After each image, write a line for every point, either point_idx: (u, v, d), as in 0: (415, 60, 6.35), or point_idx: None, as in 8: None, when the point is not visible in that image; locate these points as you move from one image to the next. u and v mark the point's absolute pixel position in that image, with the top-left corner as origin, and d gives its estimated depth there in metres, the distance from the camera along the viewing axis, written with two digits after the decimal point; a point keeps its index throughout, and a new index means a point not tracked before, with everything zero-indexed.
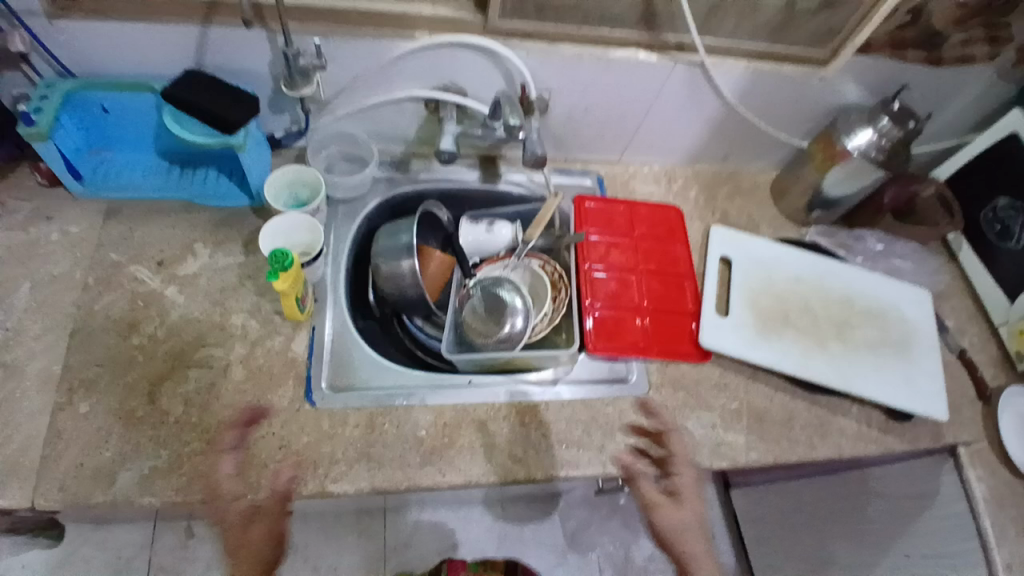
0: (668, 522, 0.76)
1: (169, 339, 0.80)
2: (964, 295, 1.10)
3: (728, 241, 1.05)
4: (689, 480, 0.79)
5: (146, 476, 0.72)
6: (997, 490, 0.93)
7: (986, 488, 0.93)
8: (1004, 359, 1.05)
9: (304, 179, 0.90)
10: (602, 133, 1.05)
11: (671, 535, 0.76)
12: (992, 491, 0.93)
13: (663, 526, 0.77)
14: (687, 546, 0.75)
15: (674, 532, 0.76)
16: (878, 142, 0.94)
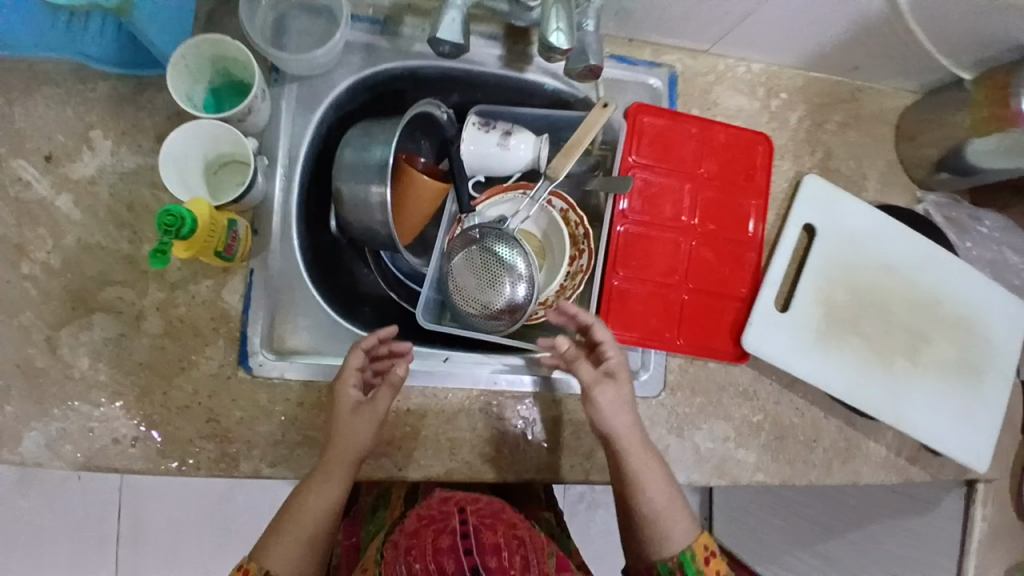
0: (609, 414, 0.63)
1: (66, 272, 0.64)
2: None
3: (817, 203, 0.77)
4: (621, 371, 0.65)
5: (53, 439, 0.62)
6: (998, 528, 0.85)
7: (988, 527, 0.84)
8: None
9: (232, 53, 0.63)
10: (689, 17, 0.71)
11: (617, 434, 0.63)
12: (989, 528, 0.84)
13: (608, 422, 0.64)
14: (632, 448, 0.64)
15: (622, 431, 0.63)
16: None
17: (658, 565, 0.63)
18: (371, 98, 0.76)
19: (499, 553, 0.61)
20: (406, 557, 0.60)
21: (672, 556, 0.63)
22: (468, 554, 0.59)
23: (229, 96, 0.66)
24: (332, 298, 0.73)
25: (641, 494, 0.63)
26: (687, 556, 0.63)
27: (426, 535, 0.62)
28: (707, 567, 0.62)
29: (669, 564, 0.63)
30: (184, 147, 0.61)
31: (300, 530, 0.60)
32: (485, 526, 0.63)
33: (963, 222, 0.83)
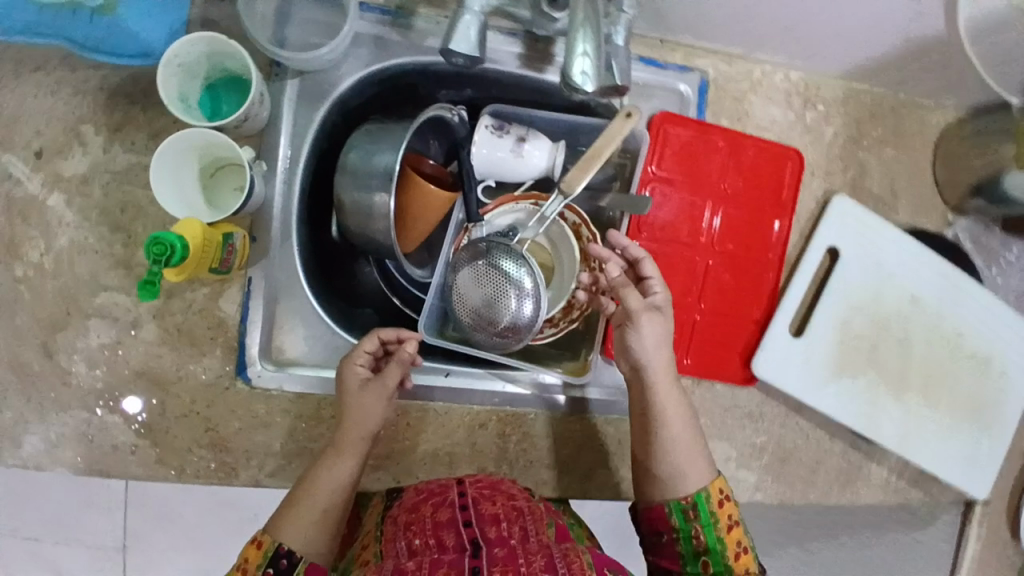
0: (649, 346, 0.61)
1: (60, 274, 0.62)
2: None
3: (845, 223, 0.73)
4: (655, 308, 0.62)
5: (52, 442, 0.62)
6: (990, 553, 0.85)
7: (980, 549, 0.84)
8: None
9: (230, 53, 0.58)
10: (729, 22, 0.65)
11: (649, 367, 0.61)
12: (983, 554, 0.84)
13: (642, 353, 0.61)
14: (660, 385, 0.61)
15: (655, 366, 0.61)
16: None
17: (671, 505, 0.59)
18: (380, 93, 0.70)
19: (499, 523, 0.53)
20: (405, 533, 0.54)
21: (686, 496, 0.59)
22: (467, 525, 0.53)
23: (227, 94, 0.61)
24: (333, 304, 0.71)
25: (662, 433, 0.61)
26: (701, 498, 0.59)
27: (424, 508, 0.55)
28: (720, 511, 0.59)
29: (683, 505, 0.58)
30: (177, 151, 0.57)
31: (310, 500, 0.57)
32: (484, 497, 0.56)
33: (993, 248, 0.81)
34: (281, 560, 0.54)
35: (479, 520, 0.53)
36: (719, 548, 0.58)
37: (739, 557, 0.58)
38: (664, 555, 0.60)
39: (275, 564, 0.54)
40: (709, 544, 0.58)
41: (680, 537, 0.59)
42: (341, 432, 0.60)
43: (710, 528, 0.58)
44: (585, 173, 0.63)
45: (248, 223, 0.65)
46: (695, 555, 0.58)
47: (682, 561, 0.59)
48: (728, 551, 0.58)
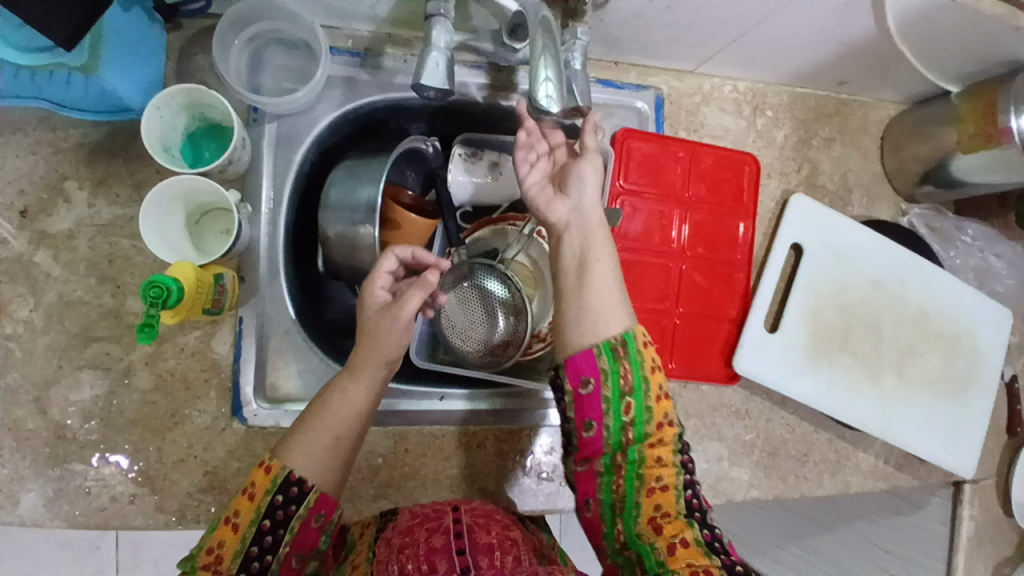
0: (582, 186, 0.57)
1: (50, 329, 0.63)
2: None
3: (806, 220, 0.77)
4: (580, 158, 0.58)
5: (50, 498, 0.62)
6: (984, 526, 0.87)
7: (975, 525, 0.86)
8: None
9: (210, 101, 0.61)
10: (676, 41, 0.70)
11: (581, 204, 0.57)
12: (977, 529, 0.86)
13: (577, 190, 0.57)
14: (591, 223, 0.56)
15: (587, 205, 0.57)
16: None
17: (600, 346, 0.51)
18: (355, 130, 0.74)
19: (492, 553, 0.54)
20: (399, 556, 0.53)
21: (615, 335, 0.52)
22: (461, 553, 0.53)
23: (206, 140, 0.64)
24: (323, 339, 0.72)
25: (591, 272, 0.54)
26: (632, 336, 0.52)
27: (419, 532, 0.55)
28: (646, 351, 0.52)
29: (612, 344, 0.51)
30: (163, 200, 0.59)
31: (323, 422, 0.53)
32: (479, 525, 0.57)
33: (947, 232, 0.86)
34: (291, 488, 0.50)
35: (472, 548, 0.54)
36: (643, 391, 0.52)
37: (660, 401, 0.52)
38: (582, 406, 0.52)
39: (285, 492, 0.49)
40: (636, 384, 0.51)
41: (607, 377, 0.51)
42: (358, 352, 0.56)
43: (638, 367, 0.51)
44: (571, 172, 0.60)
45: (236, 264, 0.66)
46: (620, 400, 0.51)
47: (606, 409, 0.51)
48: (652, 393, 0.52)
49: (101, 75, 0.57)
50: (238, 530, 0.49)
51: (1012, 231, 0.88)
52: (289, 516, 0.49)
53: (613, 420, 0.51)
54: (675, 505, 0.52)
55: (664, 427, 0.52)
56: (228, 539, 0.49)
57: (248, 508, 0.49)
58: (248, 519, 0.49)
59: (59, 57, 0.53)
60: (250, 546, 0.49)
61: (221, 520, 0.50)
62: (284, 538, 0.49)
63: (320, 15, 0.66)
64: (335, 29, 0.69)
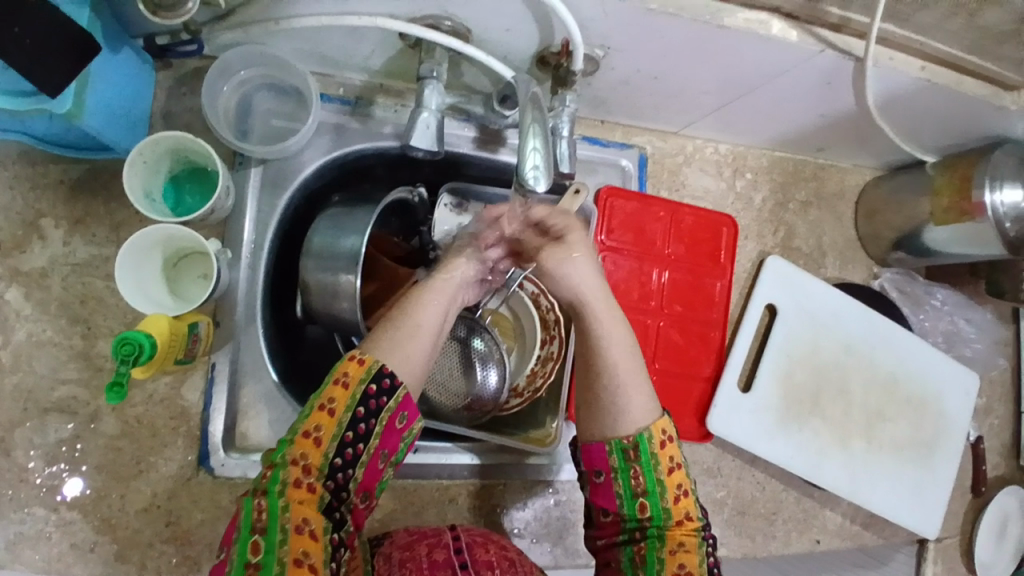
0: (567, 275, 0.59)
1: (16, 369, 0.62)
2: (1015, 369, 0.93)
3: (780, 282, 0.79)
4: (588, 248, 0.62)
5: (8, 543, 0.60)
6: None
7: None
8: (1013, 445, 0.93)
9: (194, 148, 0.60)
10: (662, 105, 0.71)
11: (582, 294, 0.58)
12: None
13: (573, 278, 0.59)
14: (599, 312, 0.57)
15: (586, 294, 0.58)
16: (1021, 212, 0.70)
17: (612, 443, 0.52)
18: (340, 175, 0.74)
19: (493, 569, 0.55)
20: (401, 569, 0.54)
21: (627, 436, 0.52)
22: (464, 567, 0.54)
23: (189, 184, 0.63)
24: (297, 384, 0.72)
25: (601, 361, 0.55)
26: (645, 438, 0.52)
27: (419, 547, 0.56)
28: (661, 453, 0.52)
29: (623, 444, 0.52)
30: (140, 247, 0.58)
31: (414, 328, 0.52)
32: (477, 543, 0.58)
33: (917, 296, 0.88)
34: (384, 379, 0.48)
35: (474, 563, 0.55)
36: (658, 491, 0.52)
37: (679, 500, 0.52)
38: (599, 494, 0.54)
39: (379, 383, 0.48)
40: (649, 486, 0.52)
41: (618, 475, 0.52)
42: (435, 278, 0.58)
43: (651, 470, 0.52)
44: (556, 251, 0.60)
45: (212, 309, 0.65)
46: (632, 498, 0.52)
47: (620, 501, 0.53)
48: (668, 495, 0.52)
49: (89, 127, 0.57)
50: (333, 417, 0.46)
51: (979, 297, 0.91)
52: (381, 407, 0.48)
53: (627, 513, 0.53)
54: (698, 567, 0.51)
55: (686, 520, 0.52)
56: (324, 425, 0.46)
57: (343, 396, 0.47)
58: (343, 406, 0.47)
59: (43, 104, 0.51)
60: (346, 431, 0.46)
61: (314, 407, 0.47)
62: (375, 430, 0.48)
63: (312, 64, 0.67)
64: (327, 78, 0.70)
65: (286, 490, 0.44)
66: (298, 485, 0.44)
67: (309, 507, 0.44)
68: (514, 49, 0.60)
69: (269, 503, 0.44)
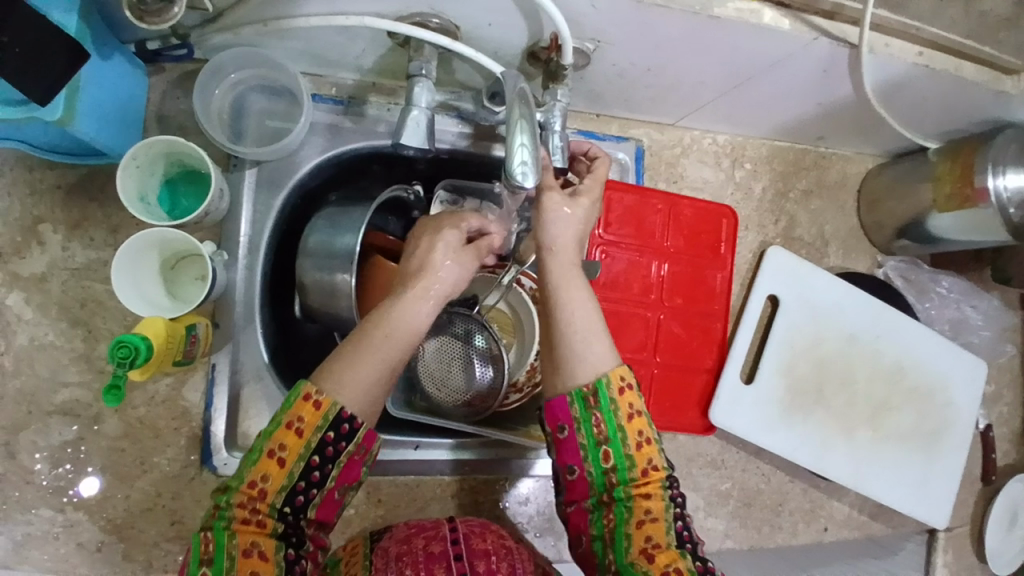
0: (552, 221, 0.56)
1: (19, 373, 0.63)
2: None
3: (782, 274, 0.78)
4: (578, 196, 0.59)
5: (15, 544, 0.61)
6: None
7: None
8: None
9: (188, 151, 0.61)
10: (658, 97, 0.71)
11: (553, 241, 0.56)
12: None
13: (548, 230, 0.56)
14: (560, 265, 0.55)
15: (561, 245, 0.56)
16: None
17: (572, 394, 0.51)
18: (336, 174, 0.74)
19: (488, 557, 0.55)
20: (398, 564, 0.54)
21: (586, 383, 0.51)
22: (458, 558, 0.54)
23: (185, 186, 0.63)
24: (298, 383, 0.72)
25: (559, 310, 0.53)
26: (604, 384, 0.51)
27: (416, 541, 0.56)
28: (620, 399, 0.51)
29: (583, 393, 0.51)
30: (136, 252, 0.58)
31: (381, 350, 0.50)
32: (474, 533, 0.58)
33: (922, 284, 0.87)
34: (342, 425, 0.48)
35: (469, 554, 0.55)
36: (620, 439, 0.51)
37: (641, 448, 0.51)
38: (563, 451, 0.52)
39: (336, 429, 0.48)
40: (610, 433, 0.51)
41: (580, 426, 0.51)
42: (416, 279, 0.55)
43: (612, 417, 0.51)
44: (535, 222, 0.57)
45: (210, 311, 0.66)
46: (596, 447, 0.51)
47: (585, 455, 0.51)
48: (629, 442, 0.51)
49: (81, 133, 0.57)
50: (283, 465, 0.47)
51: (986, 284, 0.89)
52: (338, 453, 0.48)
53: (593, 467, 0.51)
54: (666, 535, 0.49)
55: (650, 471, 0.51)
56: (272, 474, 0.46)
57: (296, 443, 0.47)
58: (296, 454, 0.47)
59: (33, 112, 0.51)
60: (297, 481, 0.47)
61: (264, 453, 0.47)
62: (330, 474, 0.48)
63: (304, 64, 0.67)
64: (319, 77, 0.70)
65: (232, 526, 0.45)
66: (245, 526, 0.45)
67: (257, 544, 0.45)
68: (504, 44, 0.60)
69: (214, 535, 0.45)
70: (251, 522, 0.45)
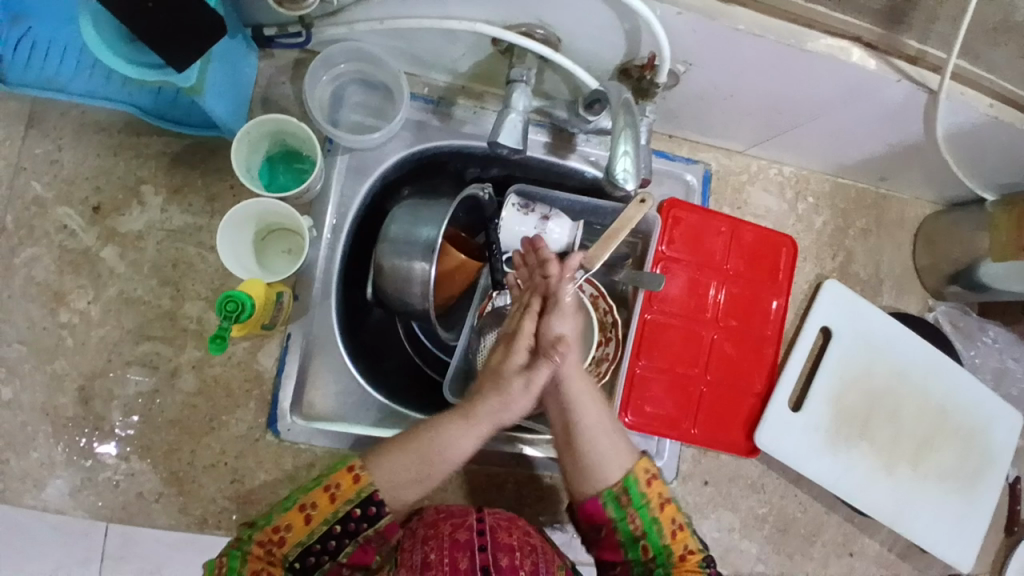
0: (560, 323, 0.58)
1: (104, 322, 0.66)
2: None
3: (836, 305, 0.80)
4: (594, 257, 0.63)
5: (82, 486, 0.64)
6: None
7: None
8: None
9: (291, 130, 0.64)
10: (734, 124, 0.74)
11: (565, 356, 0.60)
12: None
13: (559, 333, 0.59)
14: (573, 374, 0.60)
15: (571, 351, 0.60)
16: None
17: (604, 495, 0.60)
18: (417, 169, 0.77)
19: (512, 551, 0.56)
20: (423, 546, 0.57)
21: (616, 481, 0.60)
22: (482, 550, 0.56)
23: (284, 165, 0.67)
24: (361, 364, 0.74)
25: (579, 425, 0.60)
26: (632, 480, 0.60)
27: (443, 526, 0.58)
28: (650, 490, 0.60)
29: (615, 492, 0.60)
30: (238, 221, 0.62)
31: (425, 455, 0.57)
32: (501, 526, 0.58)
33: (970, 331, 0.88)
34: (370, 507, 0.55)
35: (494, 546, 0.56)
36: (655, 530, 0.60)
37: (676, 535, 0.60)
38: (605, 547, 0.62)
39: (363, 509, 0.55)
40: (645, 526, 0.60)
41: (617, 526, 0.60)
42: (478, 403, 0.58)
43: (644, 509, 0.60)
44: (606, 249, 0.64)
45: (292, 283, 0.69)
46: (634, 542, 0.60)
47: (623, 548, 0.61)
48: (665, 530, 0.60)
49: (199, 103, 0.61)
50: (308, 522, 0.54)
51: None
52: (357, 531, 0.55)
53: (631, 556, 0.61)
54: None
55: (686, 555, 0.60)
56: (295, 525, 0.54)
57: (325, 507, 0.55)
58: (322, 517, 0.55)
59: (168, 76, 0.55)
60: (313, 541, 0.55)
61: (295, 505, 0.55)
62: (344, 549, 0.55)
63: (403, 62, 0.70)
64: (415, 76, 0.73)
65: (246, 560, 0.53)
66: (257, 558, 0.53)
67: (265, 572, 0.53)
68: (600, 58, 0.63)
69: (228, 560, 0.53)
70: (263, 561, 0.53)
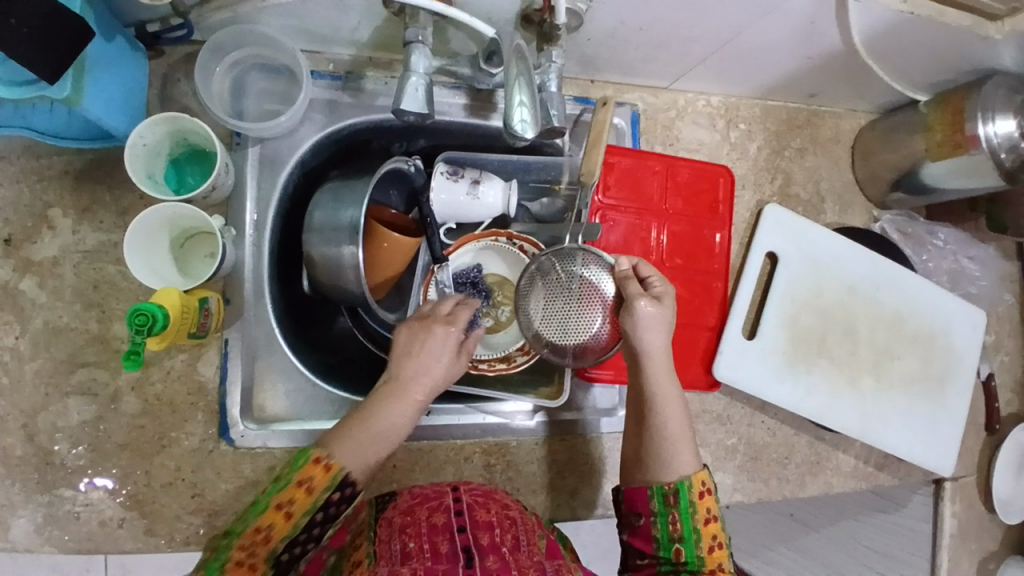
0: (643, 328, 0.58)
1: (36, 356, 0.64)
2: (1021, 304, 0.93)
3: (780, 228, 0.79)
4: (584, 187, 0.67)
5: (42, 524, 0.63)
6: (966, 523, 0.88)
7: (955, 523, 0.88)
8: None
9: (189, 128, 0.62)
10: (653, 59, 0.72)
11: (646, 351, 0.59)
12: (960, 526, 0.87)
13: (642, 334, 0.58)
14: (655, 369, 0.59)
15: (652, 348, 0.59)
16: (1016, 143, 0.70)
17: (653, 488, 0.57)
18: (337, 151, 0.75)
19: (492, 529, 0.55)
20: (400, 535, 0.54)
21: (669, 482, 0.57)
22: (461, 531, 0.54)
23: (190, 166, 0.65)
24: (308, 360, 0.73)
25: (656, 426, 0.58)
26: (684, 486, 0.57)
27: (420, 511, 0.56)
28: (700, 502, 0.57)
29: (664, 489, 0.57)
30: (149, 230, 0.60)
31: (376, 431, 0.52)
32: (478, 503, 0.57)
33: (919, 236, 0.88)
34: (347, 488, 0.49)
35: (472, 525, 0.54)
36: (694, 539, 0.56)
37: (714, 552, 0.56)
38: (637, 535, 0.59)
39: (341, 491, 0.49)
40: (685, 533, 0.56)
41: (656, 520, 0.57)
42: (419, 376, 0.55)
43: (688, 517, 0.56)
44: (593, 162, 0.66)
45: (221, 288, 0.67)
46: (669, 543, 0.57)
47: (656, 546, 0.57)
48: (703, 544, 0.56)
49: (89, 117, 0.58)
50: (289, 518, 0.47)
51: (982, 235, 0.91)
52: (336, 515, 0.50)
53: (662, 558, 0.57)
54: None
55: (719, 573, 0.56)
56: (277, 523, 0.47)
57: (304, 499, 0.48)
58: (303, 509, 0.48)
59: (43, 90, 0.52)
60: (298, 533, 0.48)
61: (271, 504, 0.47)
62: (326, 534, 0.49)
63: (300, 41, 0.68)
64: (316, 53, 0.70)
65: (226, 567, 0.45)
66: (237, 567, 0.45)
67: None
68: (499, 8, 0.60)
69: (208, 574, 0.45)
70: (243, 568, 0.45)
